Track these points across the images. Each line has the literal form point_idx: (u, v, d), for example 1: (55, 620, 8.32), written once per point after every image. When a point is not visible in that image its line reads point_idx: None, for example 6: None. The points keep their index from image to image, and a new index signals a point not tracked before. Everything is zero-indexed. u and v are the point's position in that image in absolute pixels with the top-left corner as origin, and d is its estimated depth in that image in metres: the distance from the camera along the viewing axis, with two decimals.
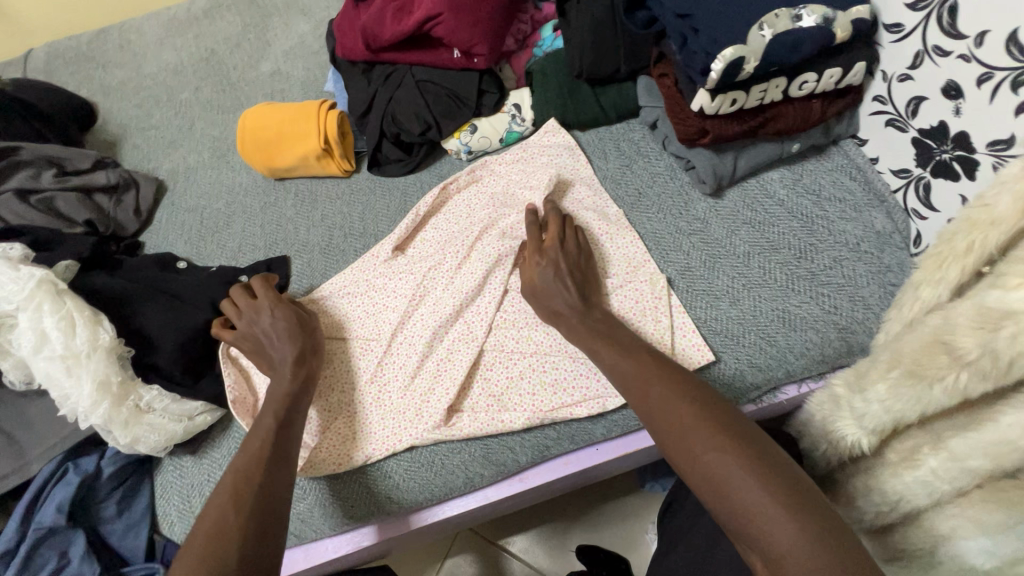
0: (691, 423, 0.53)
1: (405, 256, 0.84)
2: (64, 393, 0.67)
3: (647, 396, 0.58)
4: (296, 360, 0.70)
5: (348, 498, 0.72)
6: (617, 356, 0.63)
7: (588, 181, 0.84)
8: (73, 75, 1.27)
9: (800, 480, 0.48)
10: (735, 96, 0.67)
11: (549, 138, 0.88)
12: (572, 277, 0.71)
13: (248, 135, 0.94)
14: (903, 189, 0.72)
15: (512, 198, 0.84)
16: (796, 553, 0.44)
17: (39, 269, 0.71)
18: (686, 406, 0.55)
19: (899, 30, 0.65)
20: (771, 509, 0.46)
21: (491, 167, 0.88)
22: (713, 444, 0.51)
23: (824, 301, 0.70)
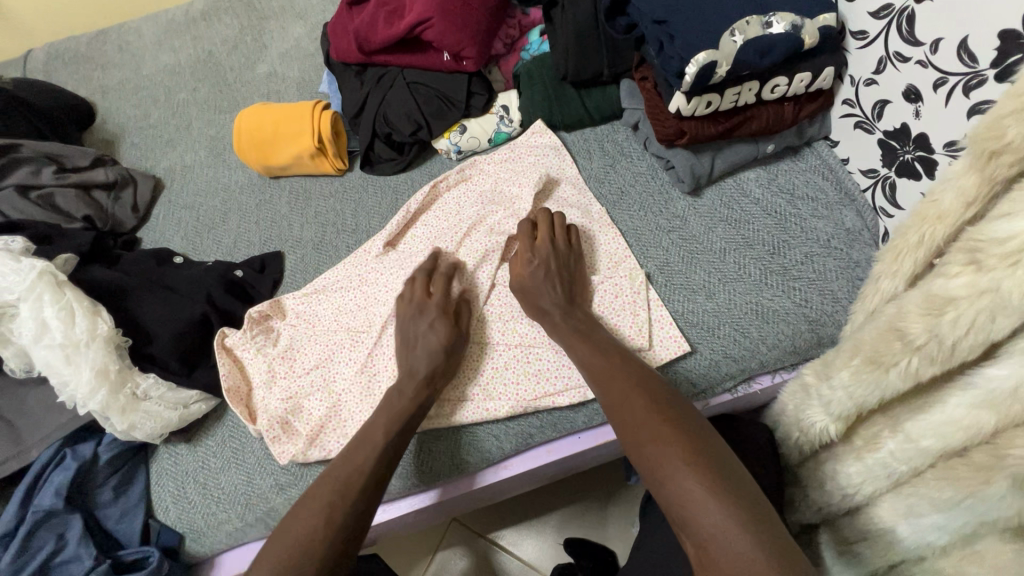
0: (645, 417, 0.58)
1: (396, 252, 0.87)
2: (63, 379, 0.69)
3: (611, 391, 0.62)
4: (426, 382, 0.70)
5: (430, 459, 0.75)
6: (589, 354, 0.67)
7: (574, 180, 0.87)
8: (72, 75, 1.30)
9: (738, 474, 0.52)
10: (710, 99, 0.70)
11: (536, 139, 0.91)
12: (559, 277, 0.74)
13: (244, 134, 0.97)
14: (872, 188, 0.75)
15: (500, 195, 0.87)
16: (717, 537, 0.47)
17: (40, 261, 0.74)
18: (643, 402, 0.59)
19: (864, 37, 0.69)
20: (701, 494, 0.50)
21: (480, 166, 0.91)
22: (660, 435, 0.55)
23: (795, 295, 0.73)
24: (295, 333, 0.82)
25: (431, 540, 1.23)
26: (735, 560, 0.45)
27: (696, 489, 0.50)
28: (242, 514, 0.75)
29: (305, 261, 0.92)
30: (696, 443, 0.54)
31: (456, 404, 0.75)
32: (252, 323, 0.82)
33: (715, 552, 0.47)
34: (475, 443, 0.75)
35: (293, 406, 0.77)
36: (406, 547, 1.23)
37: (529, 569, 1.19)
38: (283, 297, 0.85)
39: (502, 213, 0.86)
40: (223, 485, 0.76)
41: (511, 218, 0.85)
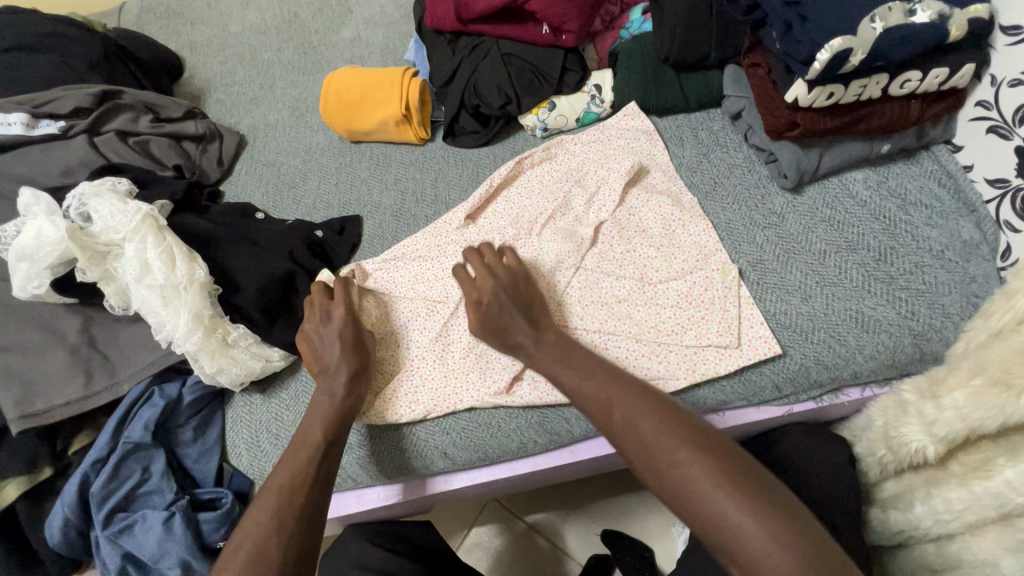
0: (660, 438, 0.55)
1: (476, 226, 0.86)
2: (161, 320, 0.72)
3: (611, 413, 0.59)
4: (353, 378, 0.71)
5: (382, 458, 0.76)
6: (577, 375, 0.63)
7: (665, 167, 0.84)
8: (163, 29, 1.33)
9: (760, 477, 0.51)
10: (833, 90, 0.66)
11: (627, 121, 0.88)
12: (522, 306, 0.71)
13: (332, 97, 0.97)
14: (997, 200, 0.70)
15: (586, 177, 0.85)
16: (767, 556, 0.47)
17: (144, 205, 0.76)
18: (651, 420, 0.56)
19: (1017, 33, 0.63)
20: (740, 513, 0.49)
21: (567, 146, 0.88)
22: (680, 456, 0.53)
23: (900, 306, 0.69)
24: (374, 297, 0.83)
25: (468, 515, 1.24)
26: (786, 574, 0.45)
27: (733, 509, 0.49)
28: None
29: (382, 228, 0.92)
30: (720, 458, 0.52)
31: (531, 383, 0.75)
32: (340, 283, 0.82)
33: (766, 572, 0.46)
34: (509, 428, 0.75)
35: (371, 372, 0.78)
36: (444, 518, 1.25)
37: (565, 556, 1.18)
38: (363, 262, 0.85)
39: (587, 194, 0.83)
40: None
41: (596, 201, 0.82)
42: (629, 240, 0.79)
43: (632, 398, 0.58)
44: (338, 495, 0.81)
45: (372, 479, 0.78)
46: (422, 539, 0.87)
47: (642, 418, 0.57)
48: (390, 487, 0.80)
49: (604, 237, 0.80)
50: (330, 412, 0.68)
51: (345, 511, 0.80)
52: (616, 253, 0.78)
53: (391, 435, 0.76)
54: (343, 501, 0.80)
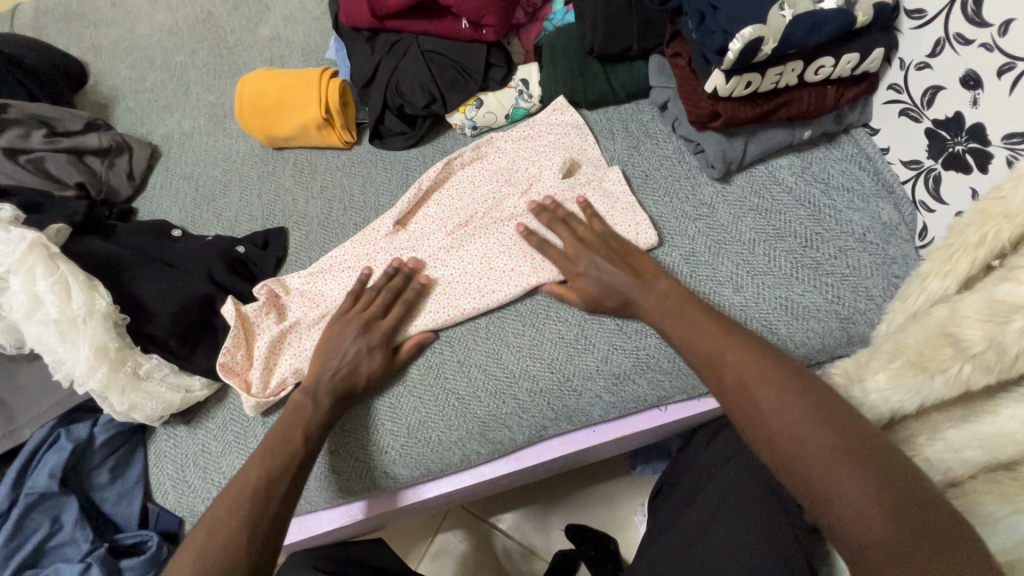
0: (785, 405, 0.50)
1: (405, 232, 0.81)
2: (59, 358, 0.66)
3: (706, 354, 0.58)
4: (341, 398, 0.68)
5: (355, 467, 0.73)
6: (685, 333, 0.61)
7: (596, 161, 0.82)
8: (63, 32, 1.22)
9: (849, 418, 0.49)
10: (750, 79, 0.65)
11: (556, 116, 0.85)
12: (644, 291, 0.66)
13: (247, 101, 0.91)
14: (912, 180, 0.71)
15: (517, 174, 0.82)
16: (831, 466, 0.46)
17: (30, 231, 0.69)
18: (765, 380, 0.53)
19: (921, 16, 0.64)
20: (848, 479, 0.45)
21: (497, 143, 0.85)
22: (790, 422, 0.49)
23: (826, 291, 0.70)
24: (300, 311, 0.77)
25: (431, 523, 1.22)
26: (848, 492, 0.44)
27: (863, 493, 0.44)
28: None
29: (309, 239, 0.88)
30: (843, 427, 0.48)
31: (467, 385, 0.73)
32: (261, 301, 0.76)
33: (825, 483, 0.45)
34: (449, 438, 0.72)
35: (276, 353, 0.74)
36: (408, 527, 1.23)
37: (532, 555, 1.18)
38: (289, 276, 0.80)
39: (519, 191, 0.80)
40: (225, 470, 0.73)
41: (528, 200, 0.79)
42: None
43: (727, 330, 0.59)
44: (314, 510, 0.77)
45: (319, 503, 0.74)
46: (374, 559, 0.84)
47: (749, 368, 0.54)
48: (336, 511, 0.77)
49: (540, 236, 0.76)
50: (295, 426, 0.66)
51: (319, 526, 0.77)
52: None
53: (341, 454, 0.73)
54: (318, 515, 0.77)
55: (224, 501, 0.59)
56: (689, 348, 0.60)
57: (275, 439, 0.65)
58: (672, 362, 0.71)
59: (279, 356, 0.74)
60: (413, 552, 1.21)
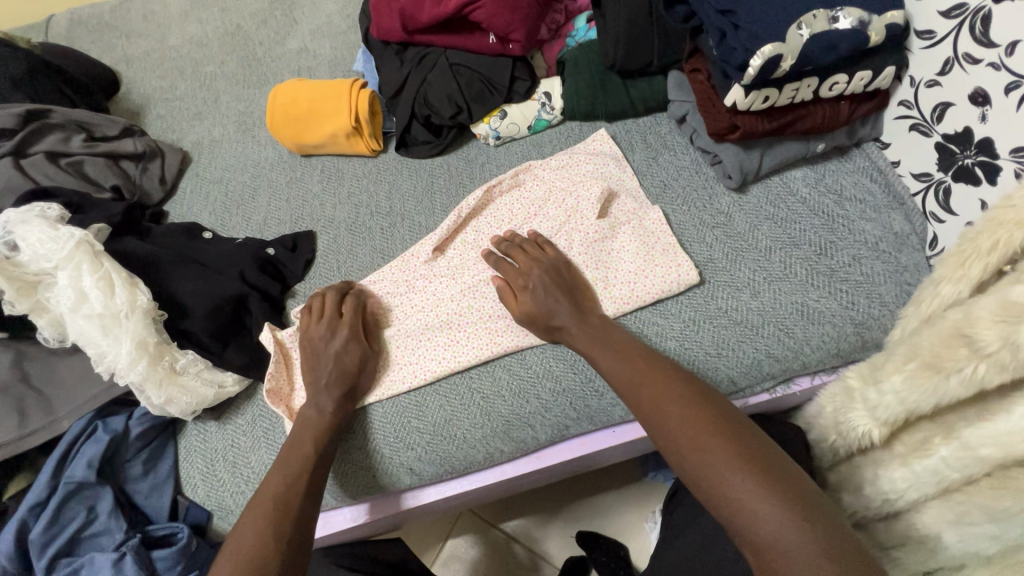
0: (690, 428, 0.55)
1: (445, 258, 0.83)
2: (101, 351, 0.69)
3: (623, 378, 0.63)
4: (343, 397, 0.72)
5: (370, 469, 0.75)
6: (615, 358, 0.65)
7: (635, 192, 0.83)
8: (96, 42, 1.27)
9: (746, 435, 0.54)
10: (768, 94, 0.69)
11: (597, 146, 0.88)
12: (579, 320, 0.70)
13: (280, 110, 0.95)
14: (923, 192, 0.74)
15: (556, 205, 0.83)
16: (742, 494, 0.49)
17: (77, 230, 0.72)
18: (677, 404, 0.57)
19: (930, 37, 0.67)
20: (762, 505, 0.48)
21: (536, 171, 0.87)
22: (702, 444, 0.53)
23: (842, 297, 0.72)
24: None
25: (443, 528, 1.23)
26: (760, 520, 0.48)
27: (770, 514, 0.48)
28: None
29: (336, 242, 0.90)
30: (744, 445, 0.53)
31: (493, 382, 0.75)
32: (298, 324, 0.78)
33: (738, 511, 0.49)
34: (475, 437, 0.74)
35: None
36: (418, 531, 1.24)
37: (542, 560, 1.18)
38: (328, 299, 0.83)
39: (555, 223, 0.82)
40: (254, 465, 0.75)
41: (566, 232, 0.81)
42: (617, 286, 0.76)
43: (639, 357, 0.64)
44: (337, 509, 0.79)
45: (349, 499, 0.77)
46: (394, 557, 0.85)
47: (658, 394, 0.59)
48: (359, 508, 0.79)
49: (582, 271, 0.78)
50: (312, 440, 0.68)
51: (344, 525, 0.78)
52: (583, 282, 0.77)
53: (355, 455, 0.75)
54: (342, 514, 0.79)
55: (240, 536, 0.58)
56: (612, 369, 0.64)
57: (287, 453, 0.67)
58: (692, 364, 0.73)
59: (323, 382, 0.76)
60: (423, 557, 1.22)
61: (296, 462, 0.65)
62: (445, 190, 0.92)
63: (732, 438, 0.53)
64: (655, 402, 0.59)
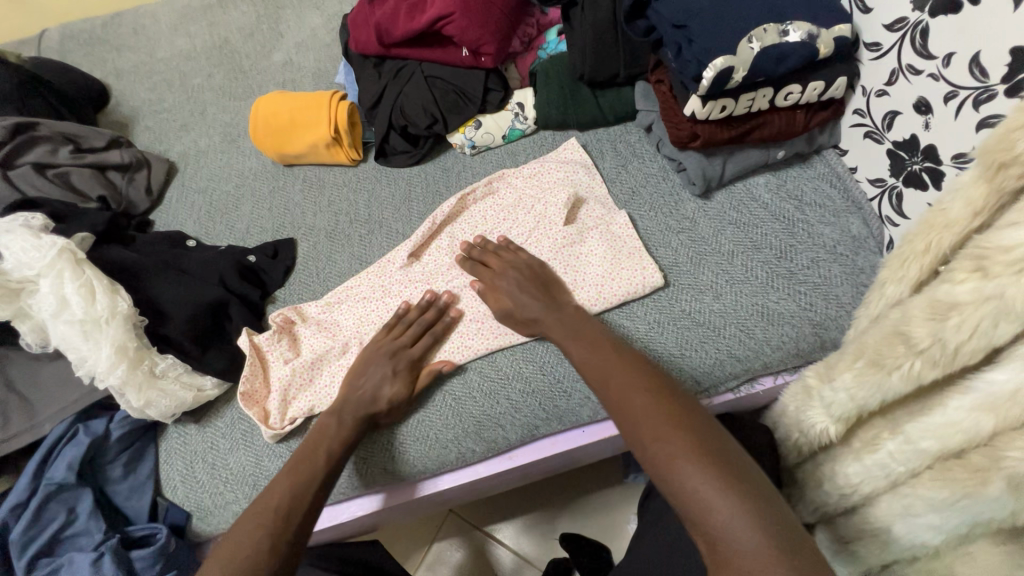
0: (651, 415, 0.53)
1: (420, 264, 0.86)
2: (82, 355, 0.71)
3: (593, 368, 0.62)
4: (364, 419, 0.71)
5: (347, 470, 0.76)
6: (585, 351, 0.65)
7: (603, 200, 0.86)
8: (87, 56, 1.30)
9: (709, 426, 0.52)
10: (724, 104, 0.72)
11: (568, 154, 0.90)
12: (554, 312, 0.72)
13: (261, 121, 0.98)
14: (879, 198, 0.77)
15: (527, 212, 0.86)
16: (699, 486, 0.47)
17: (59, 238, 0.74)
18: (640, 392, 0.56)
19: (878, 49, 0.70)
20: (720, 497, 0.45)
21: (508, 179, 0.90)
22: (661, 432, 0.51)
23: (800, 299, 0.75)
24: (315, 341, 0.81)
25: (429, 531, 1.25)
26: (717, 515, 0.45)
27: (726, 508, 0.45)
28: (250, 493, 0.76)
29: (316, 249, 0.93)
30: (702, 434, 0.51)
31: (464, 385, 0.77)
32: (274, 329, 0.81)
33: (694, 504, 0.46)
34: (444, 437, 0.76)
35: (295, 384, 0.78)
36: (404, 535, 1.25)
37: (526, 563, 1.20)
38: (306, 305, 0.85)
39: (526, 230, 0.85)
40: (232, 465, 0.77)
41: (536, 239, 0.84)
42: (585, 291, 0.78)
43: (610, 351, 0.63)
44: None
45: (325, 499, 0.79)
46: (371, 558, 0.87)
47: (623, 382, 0.58)
48: (337, 508, 0.80)
49: None
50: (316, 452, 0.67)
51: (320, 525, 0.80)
52: None
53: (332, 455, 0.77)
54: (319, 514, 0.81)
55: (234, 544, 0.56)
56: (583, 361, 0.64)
57: (300, 460, 0.66)
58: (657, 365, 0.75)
59: (300, 386, 0.78)
60: (409, 560, 1.23)
61: (304, 473, 0.65)
62: (421, 198, 0.94)
63: (690, 429, 0.51)
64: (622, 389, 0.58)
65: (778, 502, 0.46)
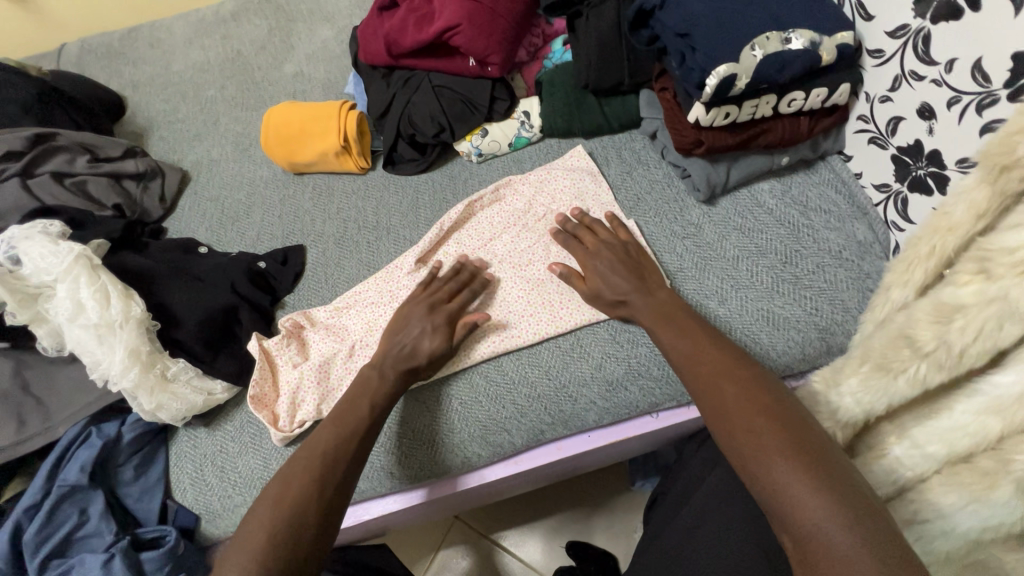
0: (742, 409, 0.54)
1: (426, 269, 0.87)
2: (96, 359, 0.72)
3: (683, 357, 0.63)
4: (406, 371, 0.72)
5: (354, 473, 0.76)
6: (676, 339, 0.65)
7: (608, 206, 0.86)
8: (105, 68, 1.34)
9: (804, 425, 0.52)
10: (728, 110, 0.72)
11: (574, 162, 0.91)
12: (643, 294, 0.72)
13: (272, 131, 1.00)
14: (884, 203, 0.77)
15: (533, 219, 0.87)
16: (789, 484, 0.47)
17: (76, 245, 0.76)
18: (732, 386, 0.57)
19: (880, 56, 0.71)
20: (806, 496, 0.46)
21: (515, 187, 0.91)
22: (751, 426, 0.52)
23: (806, 304, 0.75)
24: (323, 345, 0.82)
25: (434, 539, 1.25)
26: (804, 514, 0.45)
27: (817, 510, 0.45)
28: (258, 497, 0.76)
29: (325, 256, 0.94)
30: (793, 432, 0.51)
31: (471, 390, 0.78)
32: (283, 334, 0.82)
33: (783, 503, 0.47)
34: (450, 440, 0.76)
35: (303, 388, 0.79)
36: (409, 542, 1.25)
37: (531, 572, 1.19)
38: (314, 310, 0.86)
39: (531, 236, 0.86)
40: (241, 469, 0.78)
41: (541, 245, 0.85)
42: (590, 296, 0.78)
43: (702, 340, 0.64)
44: None
45: None
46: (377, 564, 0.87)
47: (714, 373, 0.59)
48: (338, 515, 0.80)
49: (555, 283, 0.81)
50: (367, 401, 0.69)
51: None
52: (556, 295, 0.80)
53: None
54: None
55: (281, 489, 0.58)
56: (674, 350, 0.65)
57: (344, 412, 0.68)
58: (661, 369, 0.76)
59: (308, 390, 0.79)
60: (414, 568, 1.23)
61: (349, 427, 0.66)
62: (429, 206, 0.95)
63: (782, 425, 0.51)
64: (710, 381, 0.58)
65: (880, 508, 0.46)
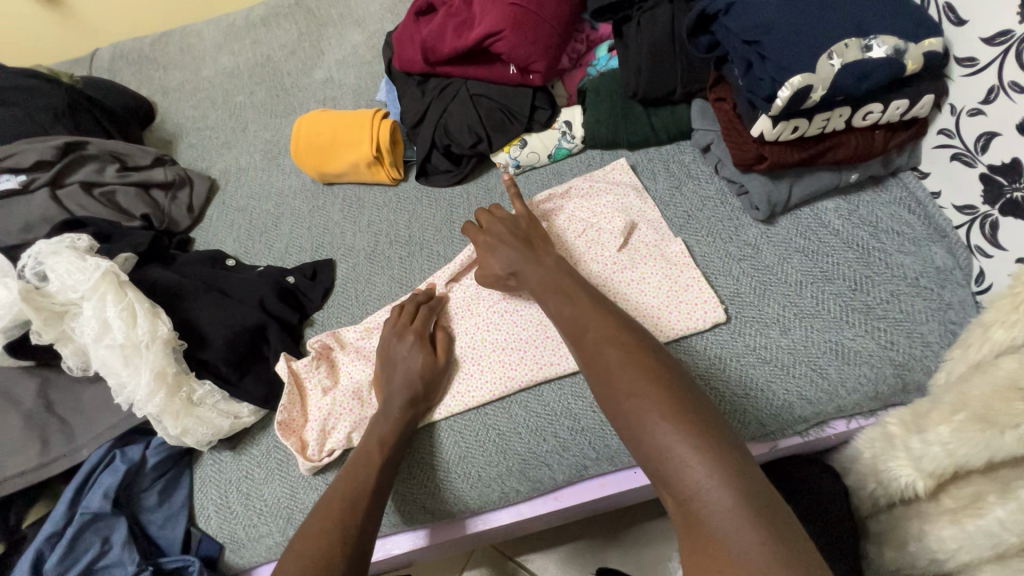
0: (626, 372, 0.53)
1: (461, 289, 0.82)
2: (121, 381, 0.69)
3: (567, 322, 0.62)
4: (409, 402, 0.70)
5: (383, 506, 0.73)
6: (561, 304, 0.64)
7: (655, 224, 0.80)
8: (136, 74, 1.33)
9: (686, 384, 0.51)
10: (797, 124, 0.66)
11: (617, 176, 0.86)
12: (532, 263, 0.71)
13: (303, 140, 0.97)
14: (967, 226, 0.69)
15: (576, 236, 0.82)
16: (669, 443, 0.46)
17: (104, 260, 0.74)
18: (616, 350, 0.55)
19: (972, 65, 0.64)
20: (690, 455, 0.45)
21: (557, 203, 0.85)
22: (634, 388, 0.51)
23: (880, 337, 0.68)
24: (353, 368, 0.79)
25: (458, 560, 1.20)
26: (684, 472, 0.44)
27: (698, 469, 0.44)
28: (284, 527, 0.72)
29: (355, 271, 0.90)
30: (674, 391, 0.50)
31: (508, 420, 0.73)
32: (312, 355, 0.78)
33: (667, 465, 0.46)
34: (484, 474, 0.72)
35: (334, 415, 0.75)
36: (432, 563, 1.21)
37: None
38: (344, 330, 0.82)
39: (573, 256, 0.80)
40: (267, 496, 0.74)
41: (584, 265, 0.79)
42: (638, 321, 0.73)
43: (587, 302, 0.62)
44: None
45: None
46: None
47: (603, 338, 0.57)
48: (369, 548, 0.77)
49: None
50: (379, 441, 0.68)
51: None
52: None
53: None
54: None
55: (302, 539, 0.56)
56: (558, 314, 0.63)
57: (357, 457, 0.66)
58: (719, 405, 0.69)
59: (337, 415, 0.75)
60: None
61: (361, 470, 0.64)
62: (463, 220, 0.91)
63: (667, 385, 0.50)
64: (598, 346, 0.57)
65: (747, 454, 0.46)
